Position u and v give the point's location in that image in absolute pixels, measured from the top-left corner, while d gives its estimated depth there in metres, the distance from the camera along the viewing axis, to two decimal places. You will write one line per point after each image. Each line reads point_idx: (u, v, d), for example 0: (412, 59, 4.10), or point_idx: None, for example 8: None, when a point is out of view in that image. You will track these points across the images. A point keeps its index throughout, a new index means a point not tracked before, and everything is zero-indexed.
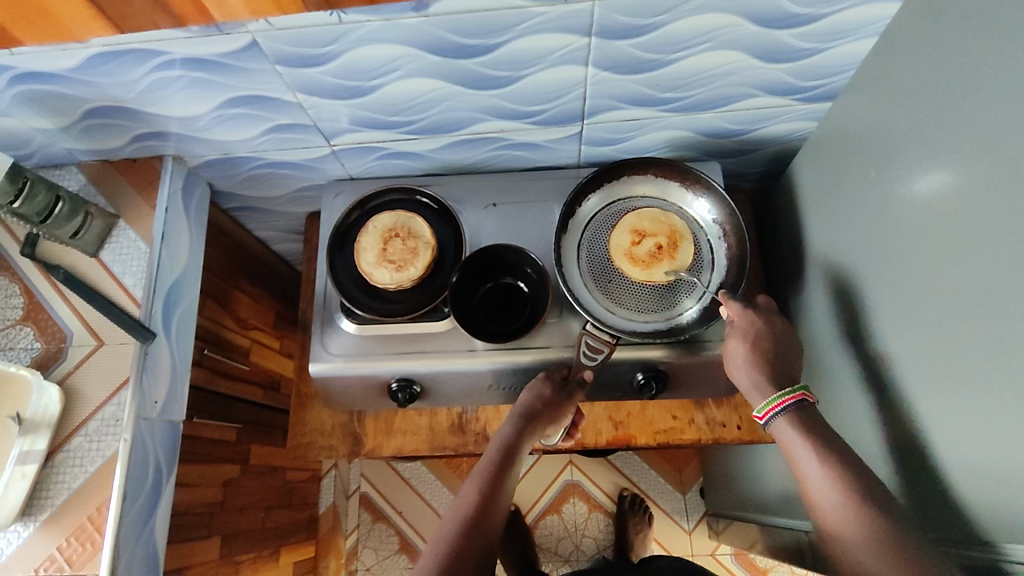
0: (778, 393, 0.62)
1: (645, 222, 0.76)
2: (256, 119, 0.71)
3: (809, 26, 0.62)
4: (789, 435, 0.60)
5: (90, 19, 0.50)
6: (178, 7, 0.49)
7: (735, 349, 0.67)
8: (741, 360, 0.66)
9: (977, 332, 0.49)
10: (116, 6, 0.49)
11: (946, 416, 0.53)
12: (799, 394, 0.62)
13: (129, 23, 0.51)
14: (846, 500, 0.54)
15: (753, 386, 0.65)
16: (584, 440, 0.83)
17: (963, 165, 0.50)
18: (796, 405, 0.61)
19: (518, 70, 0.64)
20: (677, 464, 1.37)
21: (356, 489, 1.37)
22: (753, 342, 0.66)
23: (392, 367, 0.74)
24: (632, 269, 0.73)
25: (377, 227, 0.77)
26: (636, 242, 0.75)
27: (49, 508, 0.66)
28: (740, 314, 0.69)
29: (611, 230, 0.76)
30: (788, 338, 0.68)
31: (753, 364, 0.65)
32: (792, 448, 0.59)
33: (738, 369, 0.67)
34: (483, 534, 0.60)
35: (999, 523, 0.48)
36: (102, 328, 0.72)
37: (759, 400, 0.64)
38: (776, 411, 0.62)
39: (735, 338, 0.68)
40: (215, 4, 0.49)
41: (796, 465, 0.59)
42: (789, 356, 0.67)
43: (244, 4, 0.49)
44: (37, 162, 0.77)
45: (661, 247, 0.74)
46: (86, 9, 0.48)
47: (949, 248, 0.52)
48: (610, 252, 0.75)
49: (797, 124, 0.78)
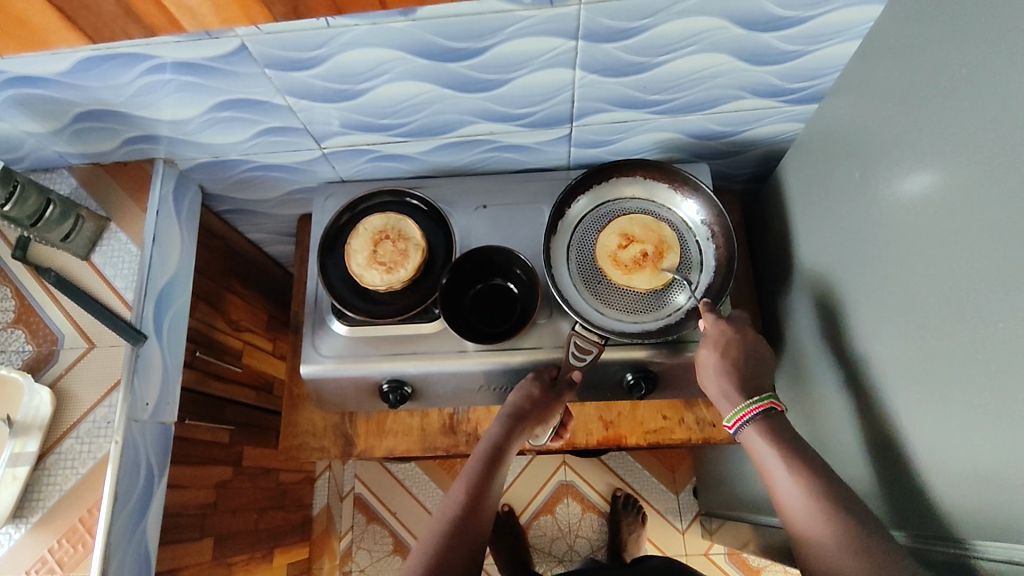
0: (744, 403, 0.63)
1: (635, 227, 0.76)
2: (247, 122, 0.71)
3: (793, 29, 0.62)
4: (758, 443, 0.61)
5: (61, 28, 0.51)
6: (151, 19, 0.51)
7: (706, 357, 0.68)
8: (712, 368, 0.67)
9: (958, 330, 0.49)
10: (87, 18, 0.50)
11: (928, 414, 0.54)
12: (766, 403, 0.63)
13: (100, 34, 0.52)
14: (813, 504, 0.55)
15: (723, 395, 0.66)
16: (574, 440, 0.83)
17: (945, 165, 0.50)
18: (763, 414, 0.62)
19: (506, 73, 0.65)
20: (670, 464, 1.38)
21: (350, 490, 1.38)
22: (723, 351, 0.67)
23: (383, 368, 0.74)
24: (614, 271, 0.74)
25: (367, 229, 0.77)
26: (623, 246, 0.75)
27: (41, 510, 0.66)
28: (712, 324, 0.69)
29: (600, 231, 0.77)
30: (760, 350, 0.68)
31: (724, 372, 0.66)
32: (760, 457, 0.60)
33: (709, 378, 0.68)
34: (472, 533, 0.61)
35: (979, 518, 0.48)
36: (94, 331, 0.73)
37: (729, 409, 0.65)
38: (744, 420, 0.63)
39: (707, 346, 0.68)
40: (185, 14, 0.50)
41: (766, 473, 0.59)
42: (763, 366, 0.68)
43: (214, 14, 0.50)
44: (28, 165, 0.77)
45: (646, 255, 0.75)
46: (58, 19, 0.50)
47: (931, 247, 0.52)
48: (595, 250, 0.76)
49: (784, 125, 0.79)
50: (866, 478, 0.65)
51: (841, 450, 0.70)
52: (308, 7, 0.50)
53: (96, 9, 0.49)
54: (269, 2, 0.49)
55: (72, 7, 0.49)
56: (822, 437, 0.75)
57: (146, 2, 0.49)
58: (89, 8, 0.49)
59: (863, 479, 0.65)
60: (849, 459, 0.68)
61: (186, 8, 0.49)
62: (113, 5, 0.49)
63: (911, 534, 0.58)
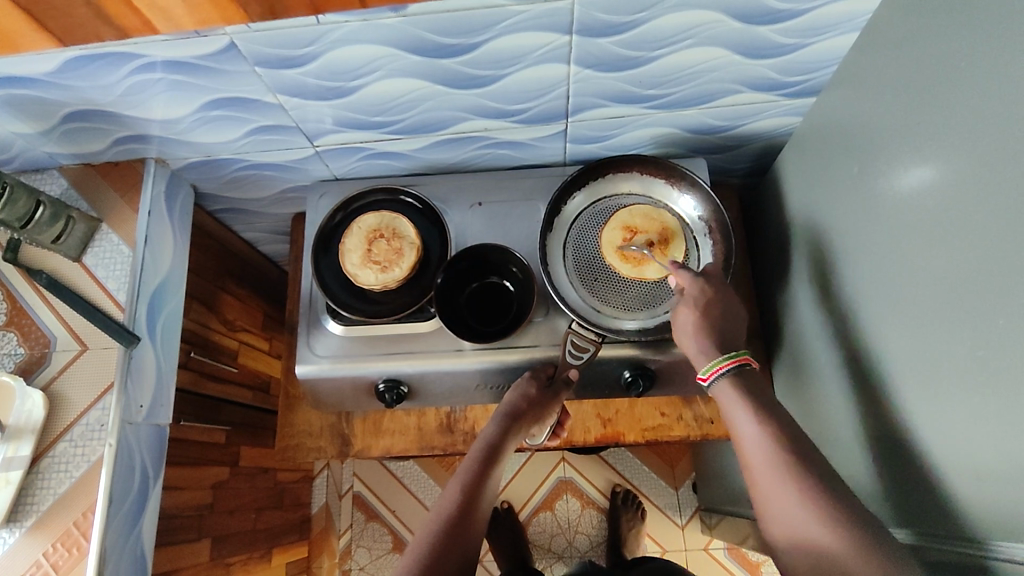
0: (720, 358, 0.63)
1: (636, 219, 0.75)
2: (238, 120, 0.70)
3: (790, 22, 0.62)
4: (728, 396, 0.61)
5: (31, 30, 0.50)
6: (124, 20, 0.50)
7: (683, 315, 0.66)
8: (690, 326, 0.66)
9: (960, 326, 0.49)
10: (56, 18, 0.50)
11: (934, 411, 0.53)
12: (742, 359, 0.62)
13: (72, 35, 0.52)
14: (780, 461, 0.55)
15: (699, 351, 0.65)
16: (572, 438, 0.83)
17: (945, 159, 0.50)
18: (736, 369, 0.62)
19: (499, 69, 0.64)
20: (669, 460, 1.38)
21: (349, 489, 1.38)
22: (703, 309, 0.66)
23: (379, 368, 0.74)
24: (624, 265, 0.73)
25: (361, 228, 0.76)
26: (628, 239, 0.74)
27: (35, 513, 0.66)
28: (691, 282, 0.68)
29: (600, 229, 0.76)
30: (735, 307, 0.68)
31: (701, 330, 0.65)
32: (730, 410, 0.60)
33: (684, 335, 0.66)
34: (466, 534, 0.61)
35: (986, 518, 0.48)
36: (85, 333, 0.72)
37: (704, 363, 0.64)
38: (719, 373, 0.62)
39: (685, 304, 0.67)
40: (160, 15, 0.50)
41: (734, 425, 0.60)
42: (737, 324, 0.67)
43: (188, 15, 0.50)
44: (19, 166, 0.76)
45: (653, 243, 0.74)
46: (29, 23, 0.50)
47: (932, 243, 0.52)
48: (602, 248, 0.75)
49: (781, 119, 0.78)
50: (868, 474, 0.65)
51: (843, 446, 0.69)
52: (285, 7, 0.50)
53: (65, 9, 0.49)
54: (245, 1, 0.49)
55: (40, 9, 0.48)
56: (823, 434, 0.75)
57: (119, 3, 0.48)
58: (59, 8, 0.49)
59: (866, 475, 0.65)
60: (851, 456, 0.68)
61: (160, 9, 0.49)
62: (86, 7, 0.49)
63: (916, 532, 0.57)
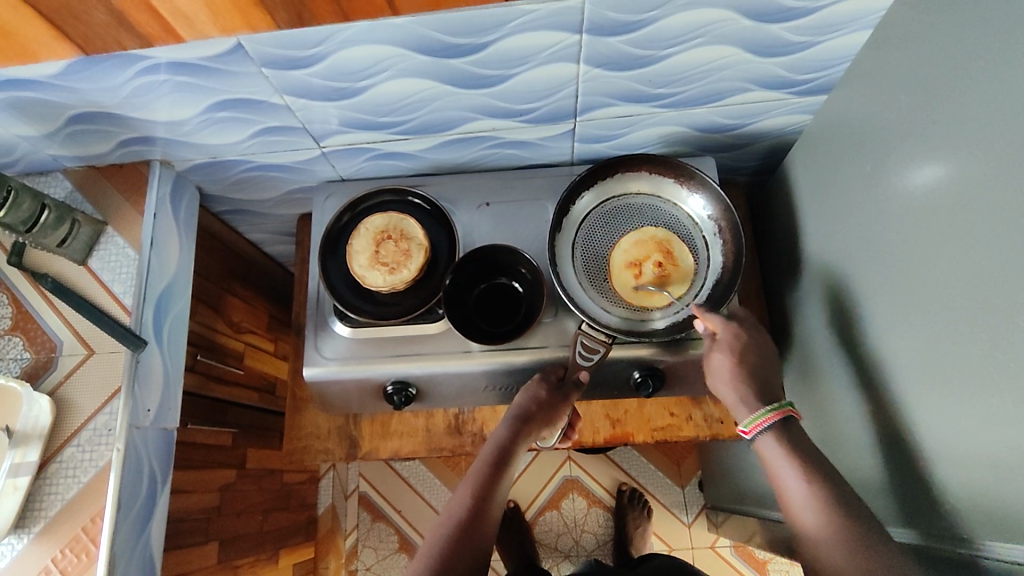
0: (763, 410, 0.63)
1: (632, 253, 0.75)
2: (244, 122, 0.70)
3: (802, 20, 0.61)
4: (772, 450, 0.61)
5: (50, 37, 0.53)
6: (144, 26, 0.52)
7: (717, 361, 0.67)
8: (726, 372, 0.67)
9: (972, 327, 0.48)
10: (76, 26, 0.52)
11: (943, 414, 0.52)
12: (786, 411, 0.63)
13: (92, 43, 0.54)
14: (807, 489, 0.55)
15: (739, 400, 0.65)
16: (581, 439, 0.83)
17: (959, 158, 0.49)
18: (780, 421, 0.62)
19: (508, 68, 0.63)
20: (675, 458, 1.38)
21: (355, 490, 1.37)
22: (738, 355, 0.67)
23: (388, 370, 0.73)
24: (651, 301, 0.73)
25: (369, 229, 0.76)
26: (638, 275, 0.74)
27: (43, 519, 0.65)
28: (723, 326, 0.68)
29: (608, 276, 0.75)
30: (767, 350, 0.69)
31: (738, 376, 0.66)
32: (773, 463, 0.61)
33: (720, 382, 0.67)
34: (476, 539, 0.60)
35: (991, 521, 0.48)
36: (92, 337, 0.72)
37: (745, 414, 0.65)
38: (760, 427, 0.63)
39: (719, 350, 0.68)
40: (183, 22, 0.52)
41: (778, 478, 0.60)
42: (771, 370, 0.68)
43: (212, 22, 0.52)
44: (23, 169, 0.76)
45: (661, 264, 0.73)
46: (48, 29, 0.52)
47: (944, 244, 0.51)
48: (620, 296, 0.74)
49: (791, 117, 0.77)
50: (875, 476, 0.64)
51: (850, 447, 0.69)
52: (314, 15, 0.52)
53: (86, 17, 0.51)
54: (270, 8, 0.51)
55: (59, 16, 0.51)
56: (830, 434, 0.74)
57: (142, 11, 0.51)
58: (76, 13, 0.51)
59: (873, 477, 0.65)
60: (859, 457, 0.67)
61: (183, 16, 0.52)
62: (107, 15, 0.51)
63: (920, 533, 0.57)
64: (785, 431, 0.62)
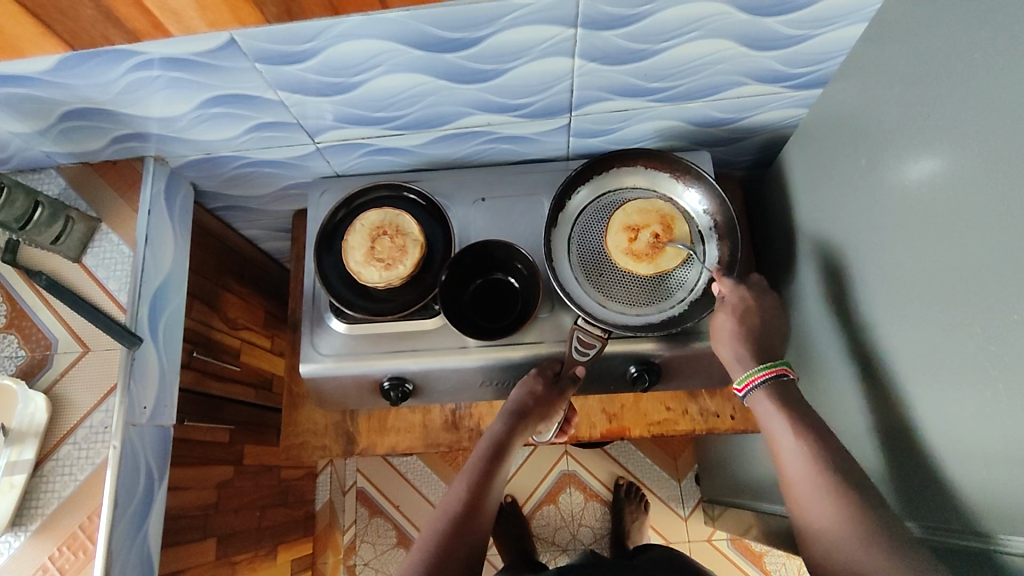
0: (757, 367, 0.64)
1: (633, 217, 0.75)
2: (238, 118, 0.69)
3: (797, 13, 0.61)
4: (766, 408, 0.62)
5: (38, 35, 0.53)
6: (132, 22, 0.52)
7: (721, 320, 0.68)
8: (728, 332, 0.67)
9: (969, 321, 0.48)
10: (64, 24, 0.52)
11: (943, 408, 0.52)
12: (779, 369, 0.64)
13: (80, 39, 0.54)
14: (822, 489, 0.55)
15: (737, 358, 0.66)
16: (578, 434, 0.83)
17: (952, 150, 0.49)
18: (773, 379, 0.63)
19: (503, 62, 0.63)
20: (672, 452, 1.39)
21: (352, 485, 1.38)
22: (741, 317, 0.68)
23: (384, 366, 0.73)
24: (638, 265, 0.73)
25: (364, 225, 0.76)
26: (633, 239, 0.74)
27: (40, 517, 0.66)
28: (732, 290, 0.70)
29: (604, 233, 0.75)
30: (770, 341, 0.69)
31: (738, 337, 0.67)
32: (769, 423, 0.61)
33: (722, 342, 0.68)
34: (473, 532, 0.61)
35: (995, 515, 0.48)
36: (87, 334, 0.72)
37: (741, 371, 0.66)
38: (755, 383, 0.64)
39: (724, 310, 0.69)
40: (172, 18, 0.52)
41: (773, 438, 0.61)
42: (774, 343, 0.68)
43: (200, 17, 0.52)
44: (16, 166, 0.75)
45: (658, 235, 0.73)
46: (37, 27, 0.52)
47: (940, 237, 0.51)
48: (609, 254, 0.74)
49: (786, 111, 0.77)
50: (875, 468, 0.65)
51: (850, 440, 0.69)
52: (302, 8, 0.52)
53: (75, 14, 0.51)
54: (260, 2, 0.51)
55: (46, 13, 0.50)
56: (828, 426, 0.75)
57: (130, 6, 0.50)
58: (66, 12, 0.51)
59: (873, 469, 0.65)
60: (860, 449, 0.67)
61: (172, 12, 0.51)
62: (93, 10, 0.51)
63: (923, 526, 0.57)
64: (777, 385, 0.63)
